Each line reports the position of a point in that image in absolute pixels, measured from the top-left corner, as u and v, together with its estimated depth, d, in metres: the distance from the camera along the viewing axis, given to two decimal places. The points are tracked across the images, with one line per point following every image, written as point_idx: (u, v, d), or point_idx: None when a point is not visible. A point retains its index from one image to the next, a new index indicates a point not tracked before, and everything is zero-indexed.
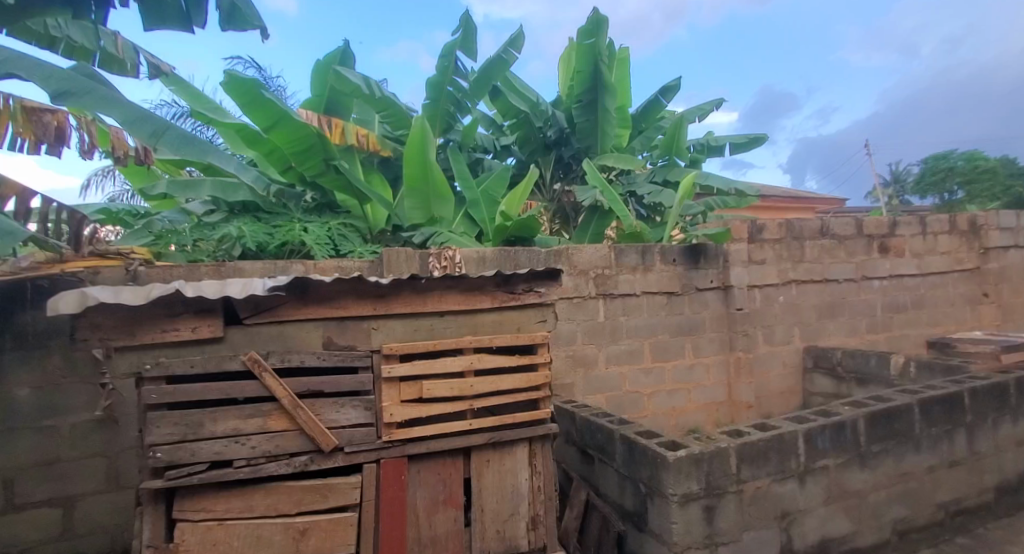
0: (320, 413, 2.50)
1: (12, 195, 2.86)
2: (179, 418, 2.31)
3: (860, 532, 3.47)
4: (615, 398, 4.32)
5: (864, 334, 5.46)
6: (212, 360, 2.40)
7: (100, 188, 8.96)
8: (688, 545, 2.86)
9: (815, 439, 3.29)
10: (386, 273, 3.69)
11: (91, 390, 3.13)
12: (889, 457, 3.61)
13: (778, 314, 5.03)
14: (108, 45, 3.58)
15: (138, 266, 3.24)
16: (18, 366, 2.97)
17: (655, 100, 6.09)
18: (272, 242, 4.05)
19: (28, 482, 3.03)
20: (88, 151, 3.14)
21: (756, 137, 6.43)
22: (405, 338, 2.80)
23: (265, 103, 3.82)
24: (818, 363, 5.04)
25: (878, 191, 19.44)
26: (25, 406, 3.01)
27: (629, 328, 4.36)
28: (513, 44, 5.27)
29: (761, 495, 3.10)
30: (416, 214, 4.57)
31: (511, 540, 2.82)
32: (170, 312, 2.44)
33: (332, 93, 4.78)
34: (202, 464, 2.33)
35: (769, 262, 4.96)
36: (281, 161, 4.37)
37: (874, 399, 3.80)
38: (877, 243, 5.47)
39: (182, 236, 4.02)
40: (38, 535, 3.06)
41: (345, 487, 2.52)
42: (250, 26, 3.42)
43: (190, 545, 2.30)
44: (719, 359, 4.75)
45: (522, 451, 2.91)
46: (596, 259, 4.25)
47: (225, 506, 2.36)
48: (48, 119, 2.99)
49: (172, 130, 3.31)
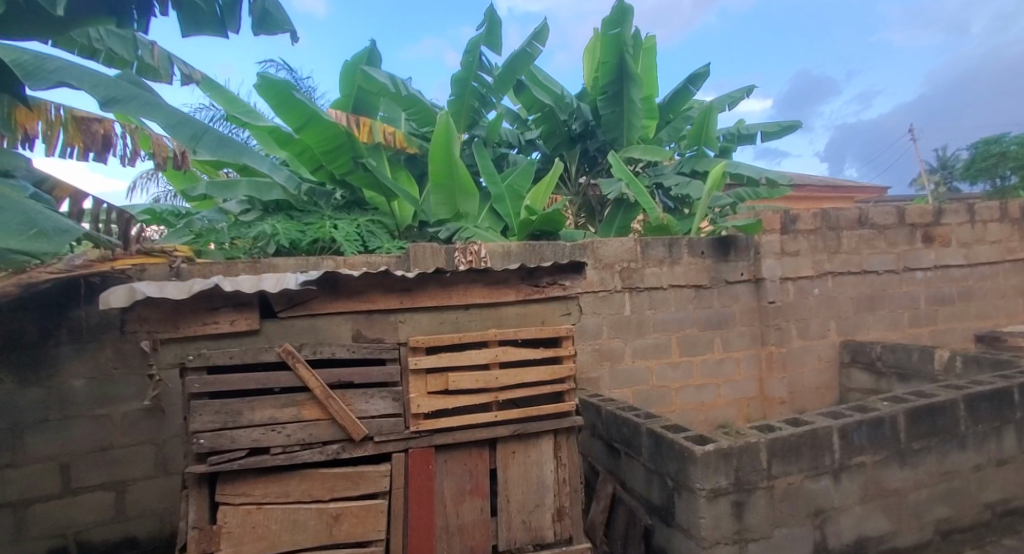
0: (350, 404, 2.59)
1: (66, 196, 3.15)
2: (219, 407, 2.43)
3: (900, 532, 3.37)
4: (641, 392, 4.30)
5: (906, 328, 5.25)
6: (250, 352, 2.51)
7: (144, 191, 9.35)
8: (716, 540, 2.83)
9: (850, 435, 3.21)
10: (412, 268, 3.80)
11: (140, 381, 3.38)
12: (931, 454, 3.49)
13: (812, 308, 4.88)
14: (145, 54, 3.76)
15: (181, 263, 3.43)
16: (73, 358, 3.23)
17: (683, 89, 5.98)
18: (304, 239, 4.19)
19: (83, 467, 3.28)
20: (131, 158, 3.36)
21: (789, 124, 6.20)
22: (432, 332, 2.85)
23: (296, 104, 3.95)
24: (855, 357, 4.88)
25: (926, 177, 18.47)
26: (79, 396, 3.26)
27: (655, 321, 4.33)
28: (537, 37, 5.24)
29: (793, 492, 3.05)
30: (443, 210, 4.66)
31: (537, 531, 2.88)
32: (209, 306, 2.54)
33: (360, 93, 4.89)
34: (242, 450, 2.45)
35: (803, 254, 4.82)
36: (311, 161, 4.50)
37: (915, 395, 3.67)
38: (920, 232, 5.25)
39: (221, 235, 4.20)
40: (93, 517, 3.30)
41: (376, 475, 2.61)
42: (280, 29, 3.50)
43: (232, 527, 2.41)
44: (750, 354, 4.66)
45: (547, 442, 2.95)
46: (621, 252, 4.22)
47: (263, 491, 2.48)
48: (95, 128, 3.27)
49: (210, 132, 3.44)
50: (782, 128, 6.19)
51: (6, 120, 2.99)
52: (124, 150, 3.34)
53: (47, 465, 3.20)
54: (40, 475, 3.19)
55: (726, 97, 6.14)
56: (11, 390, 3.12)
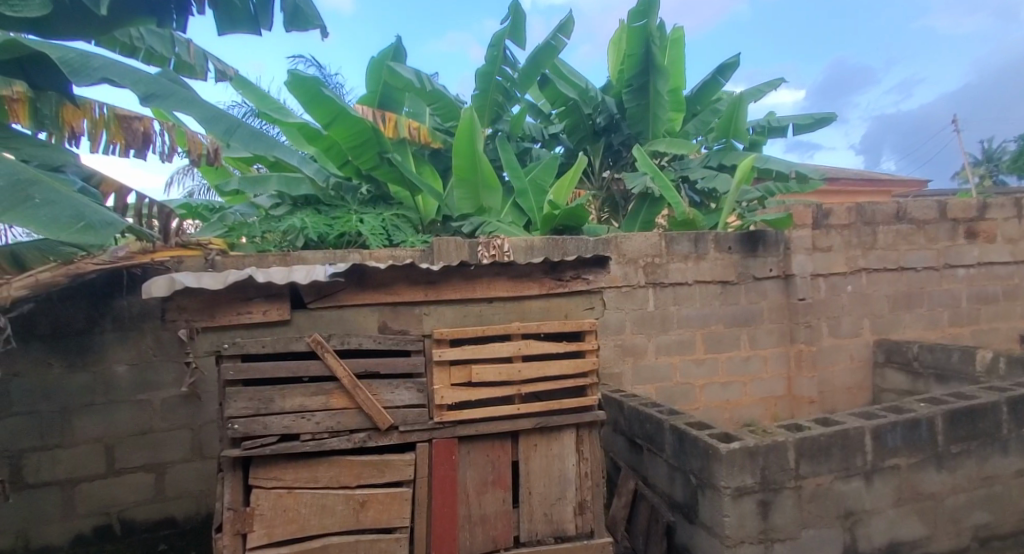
0: (377, 393, 2.65)
1: (111, 192, 3.29)
2: (252, 394, 2.50)
3: (935, 537, 3.27)
4: (665, 389, 4.26)
5: (945, 327, 5.05)
6: (281, 341, 2.57)
7: (180, 187, 9.70)
8: (741, 539, 2.80)
9: (884, 436, 3.12)
10: (436, 261, 3.87)
11: (178, 368, 3.53)
12: (970, 458, 3.36)
13: (845, 306, 4.74)
14: (182, 51, 3.90)
15: (216, 255, 3.59)
16: (117, 344, 3.40)
17: (711, 80, 5.87)
18: (331, 233, 4.29)
19: (127, 449, 3.45)
20: (168, 155, 3.50)
21: (824, 116, 6.01)
22: (456, 324, 2.88)
23: (325, 100, 4.05)
24: (890, 357, 4.73)
25: (970, 170, 17.73)
26: (123, 381, 3.43)
27: (680, 317, 4.28)
28: (562, 29, 5.20)
29: (822, 493, 2.98)
30: (466, 204, 4.70)
31: (558, 523, 2.90)
32: (244, 296, 2.60)
33: (386, 89, 4.97)
34: (273, 436, 2.52)
35: (836, 249, 4.68)
36: (339, 156, 4.65)
37: (954, 396, 3.54)
38: (963, 228, 5.04)
39: (252, 229, 4.35)
40: (135, 496, 3.48)
41: (401, 464, 2.67)
42: (311, 26, 3.57)
43: (264, 509, 2.49)
44: (778, 352, 4.56)
45: (569, 436, 2.96)
46: (645, 248, 4.18)
47: (293, 476, 2.55)
48: (136, 126, 3.38)
49: (243, 127, 3.48)
50: (816, 120, 6.01)
51: (56, 119, 3.27)
52: (163, 147, 3.48)
53: (93, 446, 3.38)
54: (87, 455, 3.37)
55: (756, 89, 5.98)
56: (60, 374, 3.30)
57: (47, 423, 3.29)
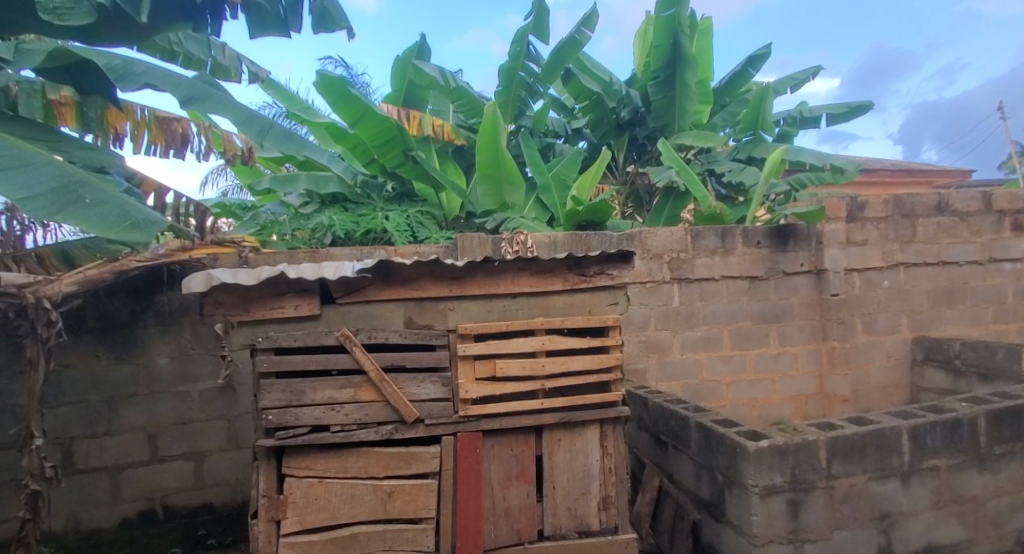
0: (403, 387, 2.70)
1: (151, 191, 3.45)
2: (285, 386, 2.58)
3: (976, 541, 3.14)
4: (691, 386, 4.22)
5: (990, 324, 4.84)
6: (312, 335, 2.66)
7: (213, 186, 10.02)
8: (769, 539, 2.75)
9: (923, 437, 3.01)
10: (461, 256, 3.91)
11: (214, 361, 3.66)
12: (1015, 461, 3.22)
13: (881, 302, 4.59)
14: (217, 54, 4.02)
15: (249, 251, 3.66)
16: (158, 338, 3.56)
17: (740, 71, 5.73)
18: (358, 230, 4.39)
19: (168, 438, 3.61)
20: (204, 154, 3.63)
21: (860, 106, 5.80)
22: (480, 319, 2.89)
23: (351, 99, 4.11)
24: (930, 355, 4.56)
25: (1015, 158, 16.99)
26: (164, 373, 3.58)
27: (706, 313, 4.22)
28: (586, 23, 5.16)
29: (856, 493, 2.90)
30: (490, 200, 4.72)
31: (582, 518, 2.91)
32: (276, 292, 2.66)
33: (410, 87, 5.04)
34: (304, 427, 2.60)
35: (872, 243, 4.52)
36: (365, 154, 4.74)
37: (999, 395, 3.39)
38: (1010, 220, 4.81)
39: (282, 227, 4.46)
40: (175, 483, 3.63)
41: (427, 456, 2.72)
42: (338, 26, 3.64)
43: (297, 497, 2.57)
44: (809, 349, 4.45)
45: (593, 431, 2.96)
46: (671, 243, 4.13)
47: (324, 466, 2.63)
48: (175, 127, 3.54)
49: (275, 127, 3.58)
50: (851, 110, 5.80)
51: (100, 121, 3.42)
52: (199, 147, 3.61)
53: (138, 434, 3.55)
54: (131, 442, 3.54)
55: (788, 79, 5.82)
56: (107, 366, 3.48)
57: (96, 411, 3.47)
